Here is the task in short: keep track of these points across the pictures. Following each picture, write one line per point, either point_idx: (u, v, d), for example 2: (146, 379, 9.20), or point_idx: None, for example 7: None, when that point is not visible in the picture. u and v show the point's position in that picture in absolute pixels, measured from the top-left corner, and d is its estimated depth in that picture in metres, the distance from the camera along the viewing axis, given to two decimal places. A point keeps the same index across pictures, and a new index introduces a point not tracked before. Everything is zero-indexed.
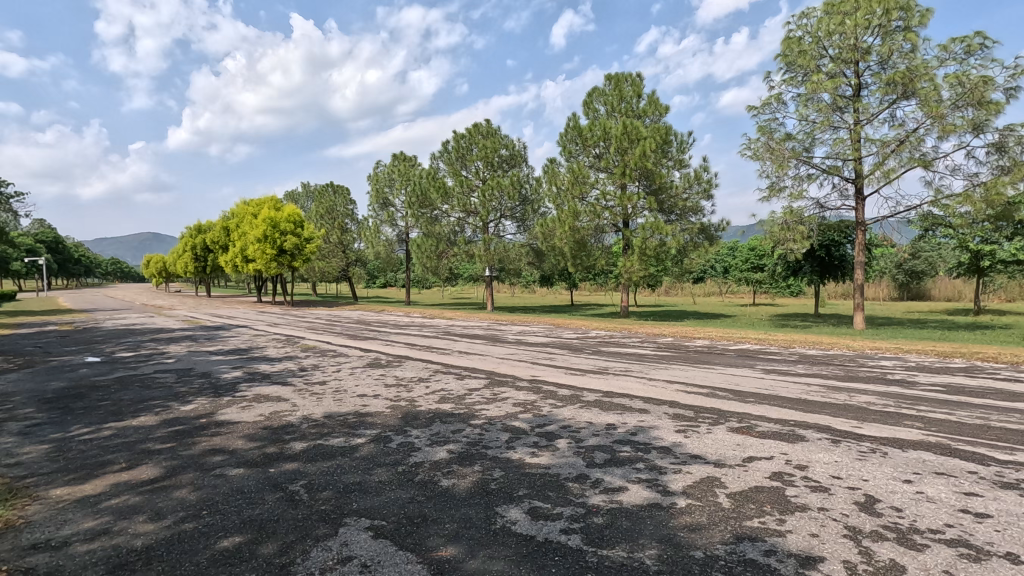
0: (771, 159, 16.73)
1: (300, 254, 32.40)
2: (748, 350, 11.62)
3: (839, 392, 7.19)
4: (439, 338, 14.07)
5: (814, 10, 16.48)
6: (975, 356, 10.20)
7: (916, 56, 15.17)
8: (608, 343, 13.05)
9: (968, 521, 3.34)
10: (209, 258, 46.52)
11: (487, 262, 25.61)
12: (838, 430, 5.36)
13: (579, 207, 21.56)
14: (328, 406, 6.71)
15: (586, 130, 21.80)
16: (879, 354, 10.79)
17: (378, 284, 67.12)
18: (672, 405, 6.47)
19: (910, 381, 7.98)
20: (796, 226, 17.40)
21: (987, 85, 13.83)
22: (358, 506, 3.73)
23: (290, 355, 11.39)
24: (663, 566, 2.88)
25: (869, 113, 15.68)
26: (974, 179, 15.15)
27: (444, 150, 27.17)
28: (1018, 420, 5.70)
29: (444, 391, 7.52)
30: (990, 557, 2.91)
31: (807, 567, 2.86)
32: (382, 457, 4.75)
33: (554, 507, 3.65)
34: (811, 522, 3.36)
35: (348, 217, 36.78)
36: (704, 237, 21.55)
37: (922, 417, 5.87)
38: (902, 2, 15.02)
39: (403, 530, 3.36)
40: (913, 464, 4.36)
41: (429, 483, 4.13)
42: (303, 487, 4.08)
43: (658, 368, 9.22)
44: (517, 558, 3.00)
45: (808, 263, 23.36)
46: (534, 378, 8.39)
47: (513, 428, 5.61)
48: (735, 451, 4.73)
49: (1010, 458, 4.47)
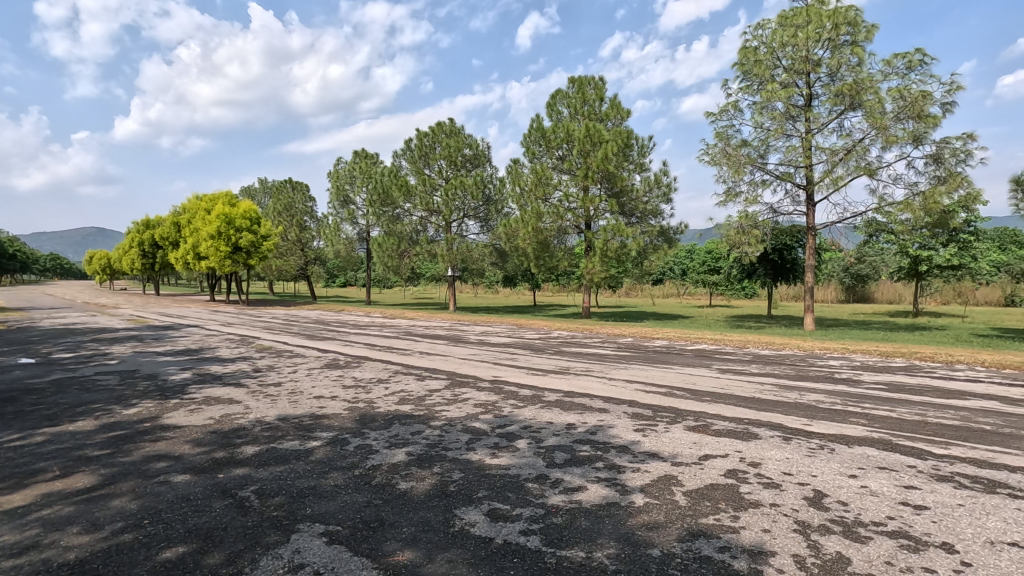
0: (727, 164, 17.20)
1: (256, 252, 31.44)
2: (704, 350, 11.94)
3: (790, 391, 7.45)
4: (399, 339, 13.89)
5: (768, 21, 17.09)
6: (914, 355, 10.78)
7: (862, 70, 15.87)
8: (568, 343, 13.18)
9: (908, 513, 3.51)
10: (159, 254, 44.62)
11: (449, 262, 25.40)
12: (789, 427, 5.54)
13: (542, 208, 21.65)
14: (282, 407, 6.53)
15: (549, 132, 21.98)
16: (828, 354, 11.27)
17: (337, 283, 65.65)
18: (632, 405, 6.55)
19: (855, 379, 8.32)
20: (750, 230, 17.97)
21: (926, 99, 14.60)
22: (311, 511, 3.61)
23: (244, 356, 11.06)
24: (621, 566, 2.89)
25: (819, 122, 16.36)
26: (914, 187, 16.00)
27: (407, 148, 26.76)
28: (956, 417, 6.02)
29: (404, 391, 7.42)
30: (928, 547, 3.06)
31: (758, 561, 2.93)
32: (338, 459, 4.64)
33: (513, 508, 3.63)
34: (764, 517, 3.45)
35: (307, 215, 35.82)
36: (664, 239, 21.93)
37: (866, 414, 6.14)
38: (850, 16, 15.79)
39: (358, 535, 3.27)
40: (857, 459, 4.54)
41: (387, 486, 4.05)
42: (254, 493, 3.93)
43: (618, 368, 9.36)
44: (476, 561, 2.96)
45: (761, 266, 24.18)
46: (496, 378, 8.38)
47: (473, 428, 5.57)
48: (691, 449, 4.83)
49: (946, 452, 4.72)
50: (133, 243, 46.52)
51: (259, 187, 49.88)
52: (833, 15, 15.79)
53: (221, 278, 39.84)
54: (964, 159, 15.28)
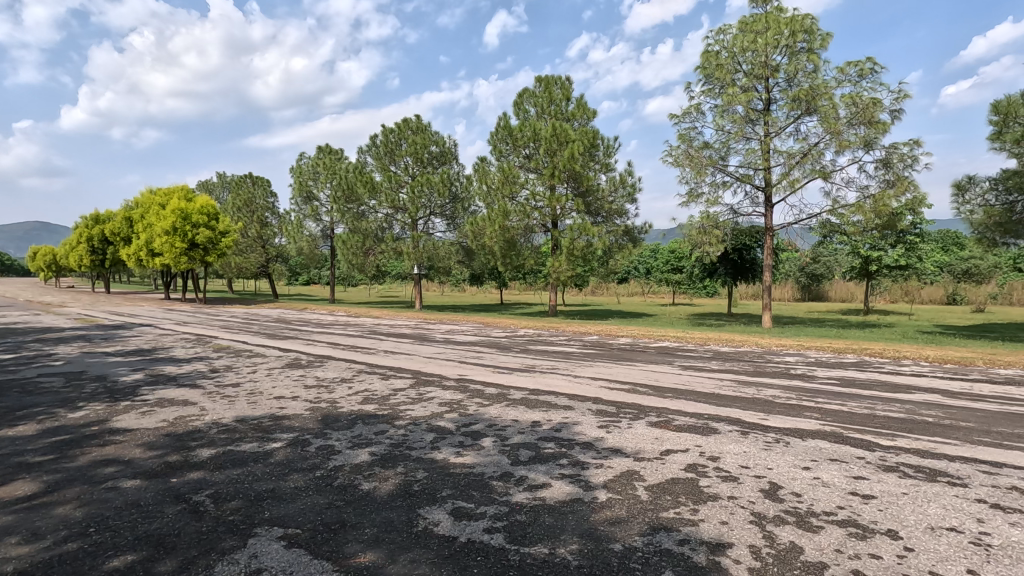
0: (690, 166, 17.58)
1: (214, 249, 30.42)
2: (667, 347, 12.17)
3: (748, 387, 7.67)
4: (363, 338, 13.68)
5: (729, 27, 17.53)
6: (864, 352, 11.24)
7: (817, 76, 16.45)
8: (534, 341, 13.23)
9: (857, 503, 3.65)
10: (110, 250, 42.68)
11: (415, 260, 25.13)
12: (746, 422, 5.70)
13: (509, 207, 21.62)
14: (241, 409, 6.34)
15: (516, 130, 22.03)
16: (784, 350, 11.66)
17: (299, 280, 64.16)
18: (596, 402, 6.62)
19: (809, 375, 8.62)
20: (711, 230, 18.41)
21: (876, 106, 15.23)
22: (269, 514, 3.52)
23: (200, 356, 10.69)
24: (584, 561, 2.92)
25: (777, 126, 16.88)
26: (865, 190, 16.68)
27: (372, 144, 26.36)
28: (901, 409, 6.31)
29: (368, 391, 7.30)
30: (874, 535, 3.19)
31: (716, 553, 3.01)
32: (299, 461, 4.54)
33: (477, 507, 3.62)
34: (722, 510, 3.55)
35: (269, 211, 34.86)
36: (629, 238, 22.25)
37: (819, 408, 6.38)
38: (806, 24, 16.36)
39: (319, 538, 3.21)
40: (811, 452, 4.71)
41: (349, 487, 3.98)
42: (209, 497, 3.80)
43: (583, 365, 9.46)
44: (439, 560, 2.95)
45: (722, 265, 24.81)
46: (461, 377, 8.34)
47: (438, 427, 5.53)
48: (653, 444, 4.91)
49: (892, 444, 4.94)
50: (81, 239, 44.41)
51: (217, 181, 48.31)
52: (791, 22, 16.36)
53: (176, 276, 38.41)
54: (911, 164, 16.04)
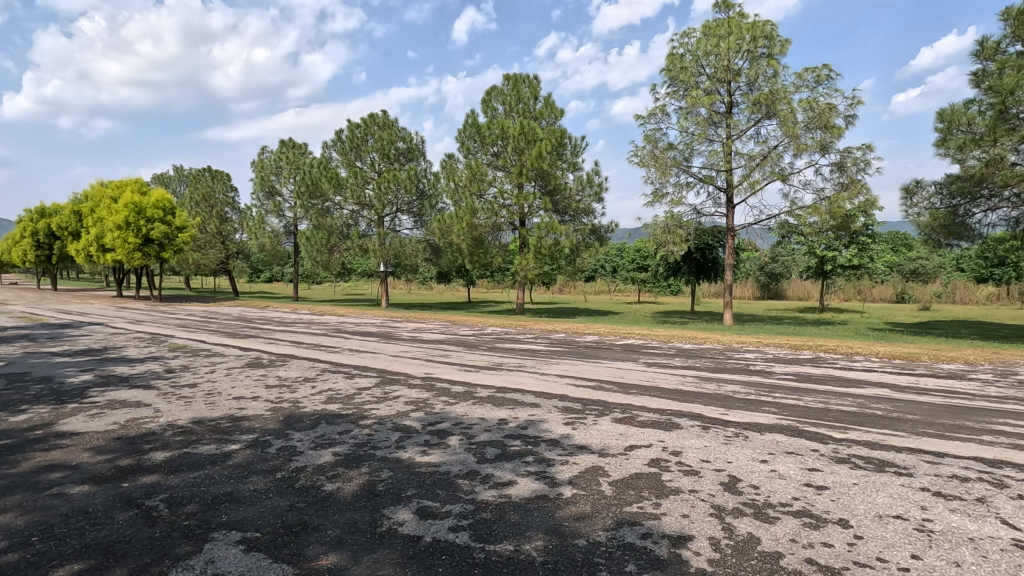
0: (655, 167, 17.86)
1: (170, 244, 29.30)
2: (632, 345, 12.36)
3: (709, 382, 7.87)
4: (327, 337, 13.42)
5: (693, 30, 17.86)
6: (819, 348, 11.67)
7: (777, 81, 16.93)
8: (502, 339, 13.23)
9: (811, 493, 3.79)
10: (57, 245, 40.64)
11: (381, 257, 24.79)
12: (708, 417, 5.83)
13: (477, 204, 21.50)
14: (198, 410, 6.14)
15: (484, 128, 21.96)
16: (744, 347, 11.99)
17: (261, 278, 62.49)
18: (562, 399, 6.67)
19: (767, 371, 8.90)
20: (676, 229, 18.77)
21: (832, 111, 15.79)
22: (228, 518, 3.42)
23: (155, 355, 10.29)
24: (549, 557, 2.94)
25: (739, 129, 17.32)
26: (822, 193, 17.26)
27: (338, 139, 25.86)
28: (853, 403, 6.58)
29: (332, 391, 7.16)
30: (827, 524, 3.32)
31: (678, 546, 3.07)
32: (259, 463, 4.42)
33: (443, 506, 3.60)
34: (683, 504, 3.62)
35: (229, 206, 33.79)
36: (595, 237, 22.50)
37: (777, 403, 6.59)
38: (766, 30, 16.82)
39: (279, 541, 3.13)
40: (768, 445, 4.86)
41: (311, 488, 3.90)
42: (163, 502, 3.67)
43: (550, 363, 9.52)
44: (404, 560, 2.92)
45: (686, 264, 25.34)
46: (428, 375, 8.27)
47: (404, 426, 5.47)
48: (618, 440, 4.99)
49: (844, 437, 5.14)
50: (25, 233, 42.13)
51: (174, 175, 46.58)
52: (752, 28, 16.80)
53: (130, 272, 36.87)
54: (863, 168, 16.69)
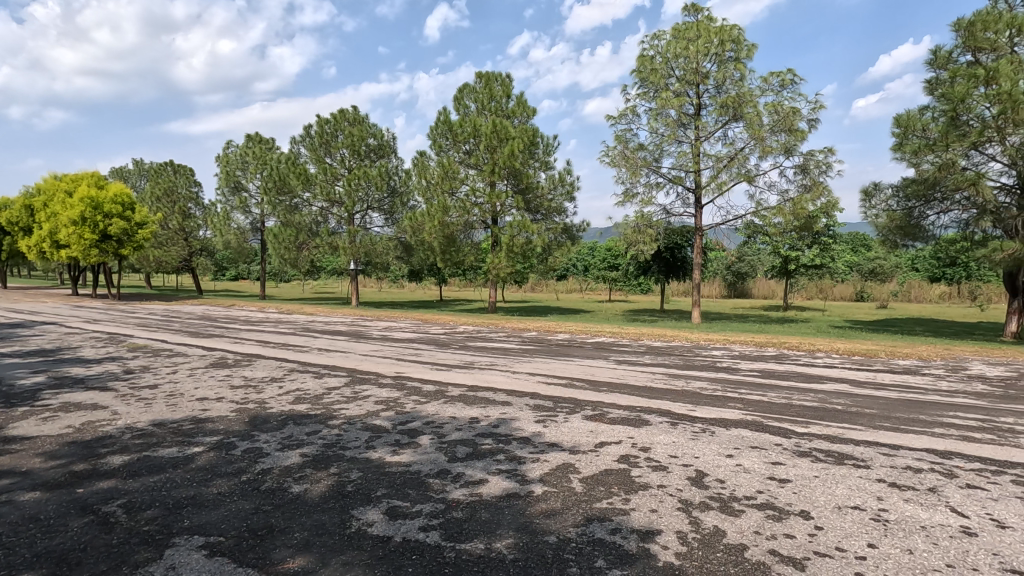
0: (626, 167, 18.08)
1: (129, 241, 28.31)
2: (602, 343, 12.48)
3: (677, 379, 8.01)
4: (295, 336, 13.16)
5: (663, 33, 18.13)
6: (783, 345, 12.00)
7: (743, 84, 17.32)
8: (474, 338, 13.20)
9: (774, 486, 3.90)
10: (6, 241, 38.79)
11: (351, 255, 24.46)
12: (676, 413, 5.94)
13: (449, 202, 21.40)
14: (159, 412, 5.95)
15: (456, 126, 21.84)
16: (711, 345, 12.25)
17: (226, 276, 60.84)
18: (533, 397, 6.70)
19: (733, 368, 9.12)
20: (645, 229, 19.05)
21: (795, 115, 16.25)
22: (190, 523, 3.32)
23: (113, 356, 9.93)
24: (520, 555, 2.95)
25: (707, 131, 17.67)
26: (786, 194, 17.76)
27: (306, 134, 25.36)
28: (815, 399, 6.79)
29: (300, 391, 7.04)
30: (789, 516, 3.42)
31: (646, 540, 3.12)
32: (223, 465, 4.31)
33: (413, 505, 3.57)
34: (652, 499, 3.68)
35: (192, 201, 32.80)
36: (566, 236, 22.67)
37: (742, 399, 6.76)
38: (733, 34, 17.18)
39: (244, 545, 3.06)
40: (734, 440, 4.97)
41: (278, 490, 3.82)
42: (122, 508, 3.54)
43: (522, 361, 9.55)
44: (373, 561, 2.89)
45: (655, 263, 25.74)
46: (399, 374, 8.20)
47: (373, 426, 5.40)
48: (589, 437, 5.04)
49: (806, 431, 5.30)
50: None
51: (133, 169, 44.97)
52: (720, 31, 17.10)
53: (86, 269, 35.44)
54: (825, 170, 17.24)
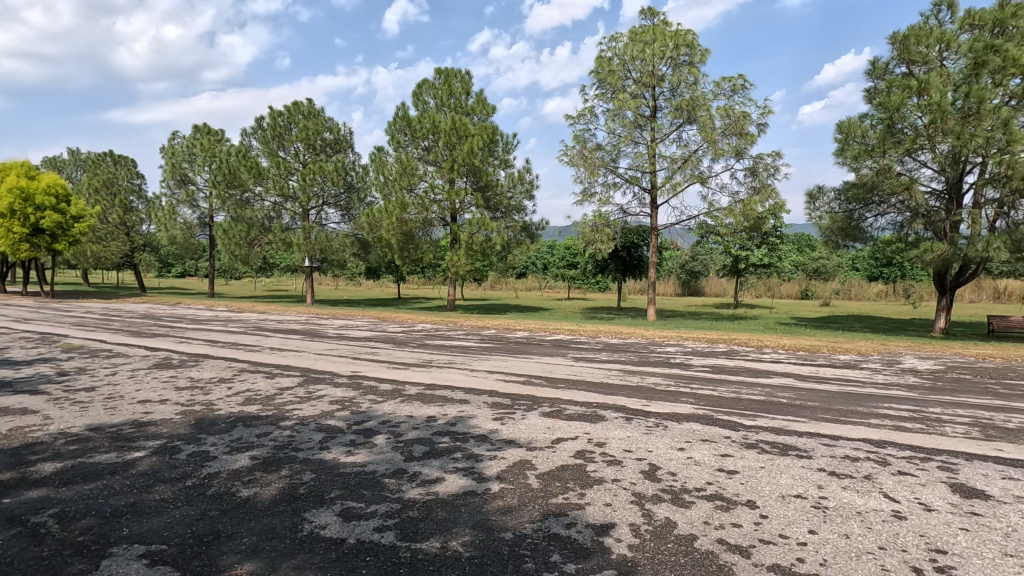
0: (584, 166, 18.30)
1: (64, 235, 26.76)
2: (561, 340, 12.60)
3: (632, 375, 8.19)
4: (246, 335, 12.72)
5: (620, 35, 18.45)
6: (734, 342, 12.42)
7: (697, 88, 17.80)
8: (432, 336, 13.09)
9: (723, 478, 4.04)
10: None
11: (306, 252, 23.84)
12: (631, 409, 6.07)
13: (407, 199, 21.17)
14: (97, 416, 5.64)
15: (415, 121, 21.56)
16: (666, 341, 12.57)
17: (171, 274, 58.12)
18: (491, 395, 6.70)
19: (686, 364, 9.39)
20: (603, 228, 19.33)
21: (746, 119, 16.81)
22: (129, 531, 3.17)
23: (46, 357, 9.35)
24: (476, 552, 2.95)
25: (662, 133, 18.09)
26: (737, 196, 18.38)
27: (258, 126, 24.54)
28: (761, 393, 7.07)
29: (250, 391, 6.80)
30: (737, 506, 3.55)
31: (601, 534, 3.17)
32: (167, 470, 4.12)
33: (368, 506, 3.52)
34: (607, 493, 3.75)
35: (134, 194, 31.36)
36: (526, 235, 22.80)
37: (695, 393, 6.97)
38: (688, 39, 17.64)
39: (188, 552, 2.94)
40: (685, 434, 5.12)
41: (225, 495, 3.69)
42: (53, 517, 3.34)
43: (480, 359, 9.55)
44: (326, 565, 2.82)
45: (613, 262, 26.18)
46: (354, 373, 8.04)
47: (327, 427, 5.29)
48: (546, 433, 5.08)
49: (754, 424, 5.50)
50: None
51: (68, 159, 42.47)
52: (675, 36, 17.56)
53: (15, 266, 33.27)
54: (773, 173, 17.92)
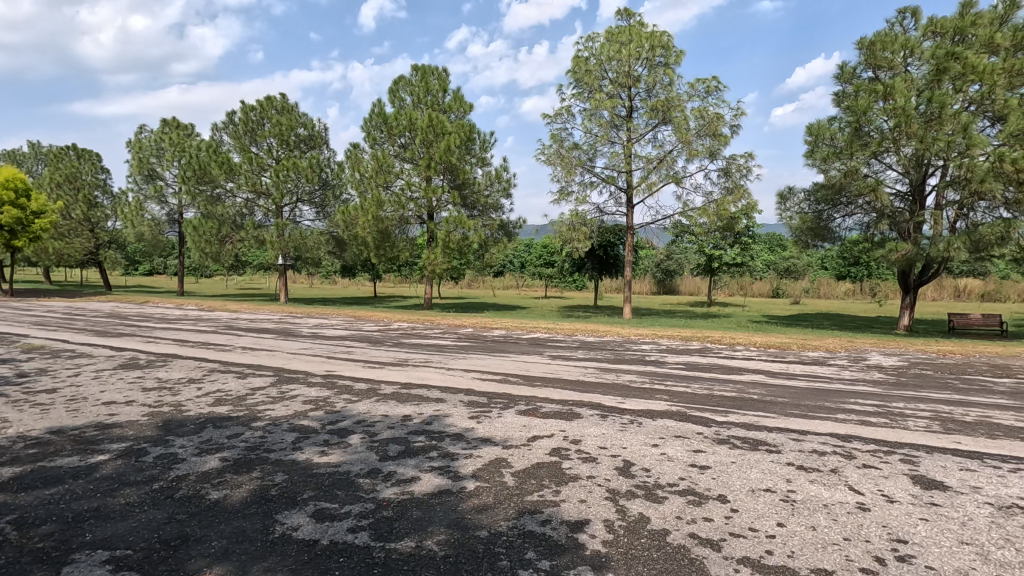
0: (561, 165, 18.37)
1: (24, 231, 25.80)
2: (538, 338, 12.65)
3: (608, 373, 8.27)
4: (216, 334, 12.44)
5: (597, 36, 18.55)
6: (708, 339, 12.63)
7: (672, 89, 18.01)
8: (408, 335, 13.00)
9: (695, 473, 4.11)
10: None
11: (280, 249, 23.43)
12: (606, 406, 6.12)
13: (384, 196, 20.99)
14: (59, 418, 5.46)
15: (391, 119, 21.37)
16: (641, 339, 12.70)
17: (138, 271, 56.49)
18: (468, 393, 6.69)
19: (660, 361, 9.53)
20: (580, 227, 19.45)
21: (720, 120, 17.08)
22: (92, 537, 3.08)
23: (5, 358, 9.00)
24: (450, 551, 2.94)
25: (638, 133, 18.28)
26: (711, 196, 18.68)
27: (230, 121, 24.01)
28: (733, 389, 7.22)
29: (221, 392, 6.66)
30: (708, 500, 3.61)
31: (576, 530, 3.19)
32: (132, 473, 4.01)
33: (341, 507, 3.48)
34: (581, 489, 3.78)
35: (98, 189, 30.36)
36: (503, 233, 22.78)
37: (669, 390, 7.07)
38: (664, 41, 17.84)
39: (154, 558, 2.86)
40: (659, 430, 5.19)
41: (193, 498, 3.61)
42: (11, 524, 3.22)
43: (457, 358, 9.53)
44: (298, 567, 2.79)
45: (589, 261, 26.37)
46: (329, 373, 7.94)
47: (301, 427, 5.21)
48: (522, 431, 5.10)
49: (725, 420, 5.61)
50: None
51: (28, 152, 40.98)
52: (651, 37, 17.75)
53: None
54: (745, 174, 18.26)
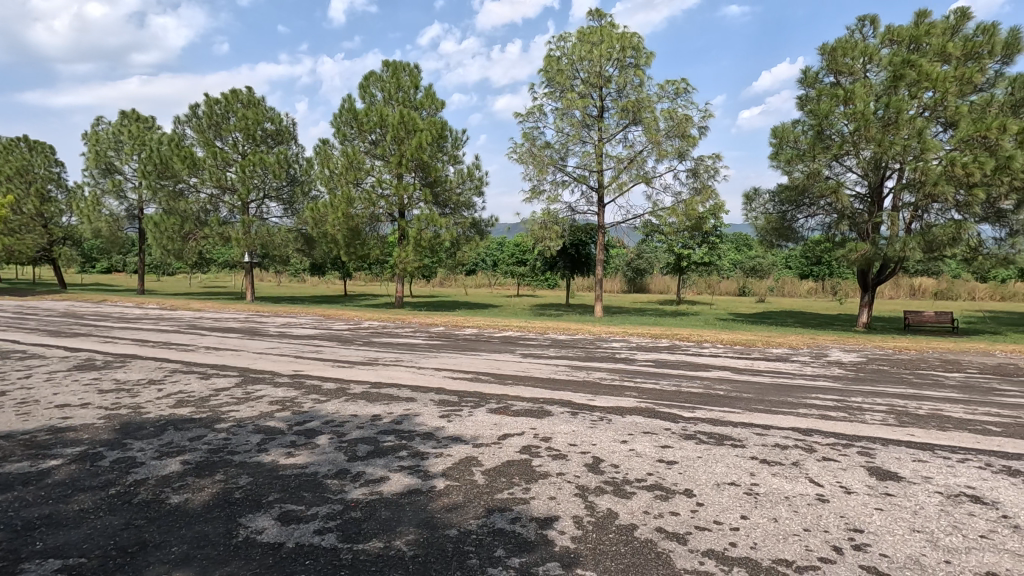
0: (533, 164, 18.41)
1: None
2: (510, 337, 12.68)
3: (579, 371, 8.33)
4: (178, 334, 12.07)
5: (569, 35, 18.63)
6: (676, 337, 12.85)
7: (642, 90, 18.24)
8: (378, 334, 12.86)
9: (662, 468, 4.18)
10: None
11: (246, 246, 22.85)
12: (577, 403, 6.17)
13: (354, 193, 20.69)
14: (8, 422, 5.21)
15: (361, 115, 21.09)
16: (612, 337, 12.84)
17: (96, 269, 54.50)
18: (438, 392, 6.66)
19: (630, 358, 9.66)
20: (552, 225, 19.54)
21: (689, 121, 17.37)
22: (42, 545, 2.95)
23: None
24: (419, 550, 2.93)
25: (608, 133, 18.45)
26: (680, 196, 19.00)
27: (193, 114, 23.30)
28: (700, 385, 7.37)
29: (184, 393, 6.47)
30: (675, 495, 3.68)
31: (546, 527, 3.21)
32: (87, 478, 3.86)
33: (308, 508, 3.42)
34: (551, 486, 3.80)
35: (52, 182, 29.24)
36: (475, 231, 22.71)
37: (637, 387, 7.17)
38: (634, 42, 18.06)
39: (110, 565, 2.77)
40: (628, 427, 5.26)
41: (153, 503, 3.49)
42: None
43: (429, 356, 9.47)
44: (262, 571, 2.73)
45: (561, 259, 26.52)
46: (296, 373, 7.78)
47: (266, 428, 5.10)
48: (492, 430, 5.09)
49: (692, 416, 5.72)
50: None
51: None
52: (621, 38, 17.93)
53: None
54: (713, 175, 18.62)
